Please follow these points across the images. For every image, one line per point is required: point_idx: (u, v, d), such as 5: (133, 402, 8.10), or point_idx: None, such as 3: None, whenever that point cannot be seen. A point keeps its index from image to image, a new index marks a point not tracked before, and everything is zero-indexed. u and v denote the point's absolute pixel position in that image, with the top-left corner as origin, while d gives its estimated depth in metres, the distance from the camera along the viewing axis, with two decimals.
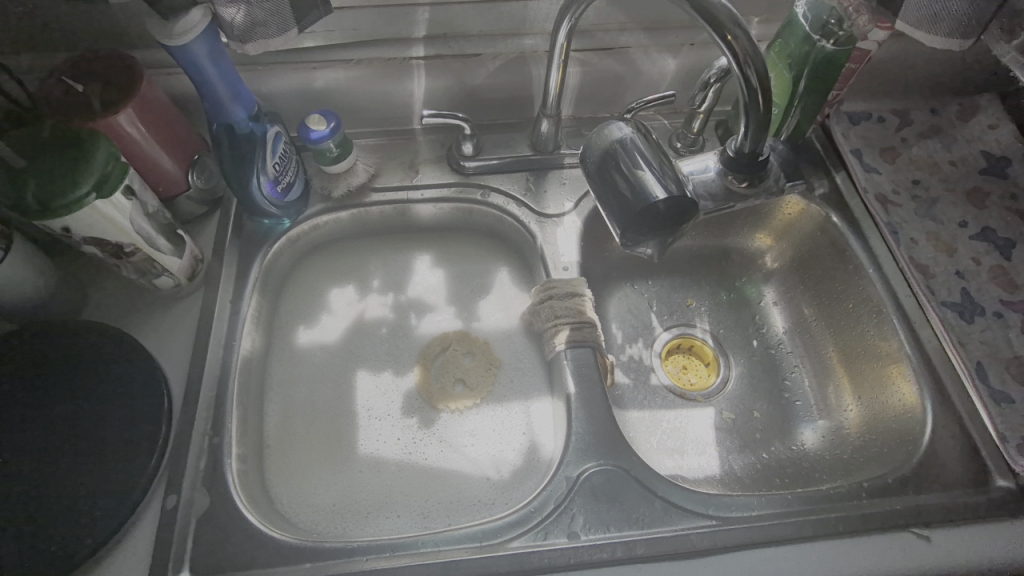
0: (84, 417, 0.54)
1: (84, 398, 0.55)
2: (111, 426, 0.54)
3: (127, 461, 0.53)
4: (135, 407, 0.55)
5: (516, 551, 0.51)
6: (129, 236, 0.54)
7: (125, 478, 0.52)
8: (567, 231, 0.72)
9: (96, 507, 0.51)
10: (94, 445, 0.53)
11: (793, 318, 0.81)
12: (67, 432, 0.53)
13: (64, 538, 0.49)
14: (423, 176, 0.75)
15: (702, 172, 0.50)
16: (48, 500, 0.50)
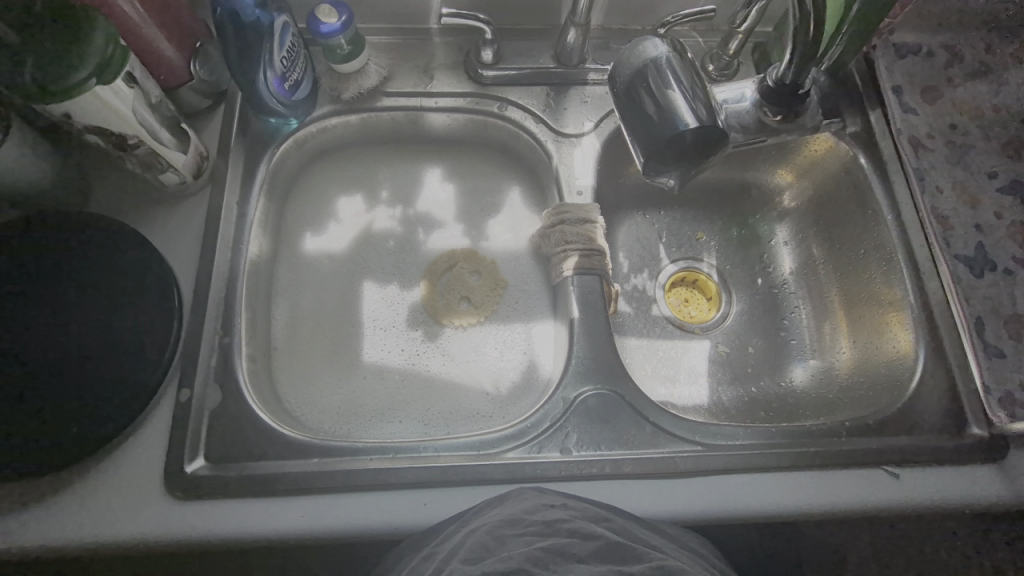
0: (97, 309, 0.55)
1: (96, 291, 0.55)
2: (124, 319, 0.55)
3: (141, 356, 0.54)
4: (145, 304, 0.56)
5: (512, 461, 0.55)
6: (132, 127, 0.51)
7: (139, 371, 0.54)
8: (585, 152, 0.69)
9: (116, 394, 0.53)
10: (107, 338, 0.54)
11: (802, 260, 0.81)
12: (80, 322, 0.54)
13: (85, 421, 0.51)
14: (438, 82, 0.71)
15: (736, 100, 0.46)
16: (68, 385, 0.52)
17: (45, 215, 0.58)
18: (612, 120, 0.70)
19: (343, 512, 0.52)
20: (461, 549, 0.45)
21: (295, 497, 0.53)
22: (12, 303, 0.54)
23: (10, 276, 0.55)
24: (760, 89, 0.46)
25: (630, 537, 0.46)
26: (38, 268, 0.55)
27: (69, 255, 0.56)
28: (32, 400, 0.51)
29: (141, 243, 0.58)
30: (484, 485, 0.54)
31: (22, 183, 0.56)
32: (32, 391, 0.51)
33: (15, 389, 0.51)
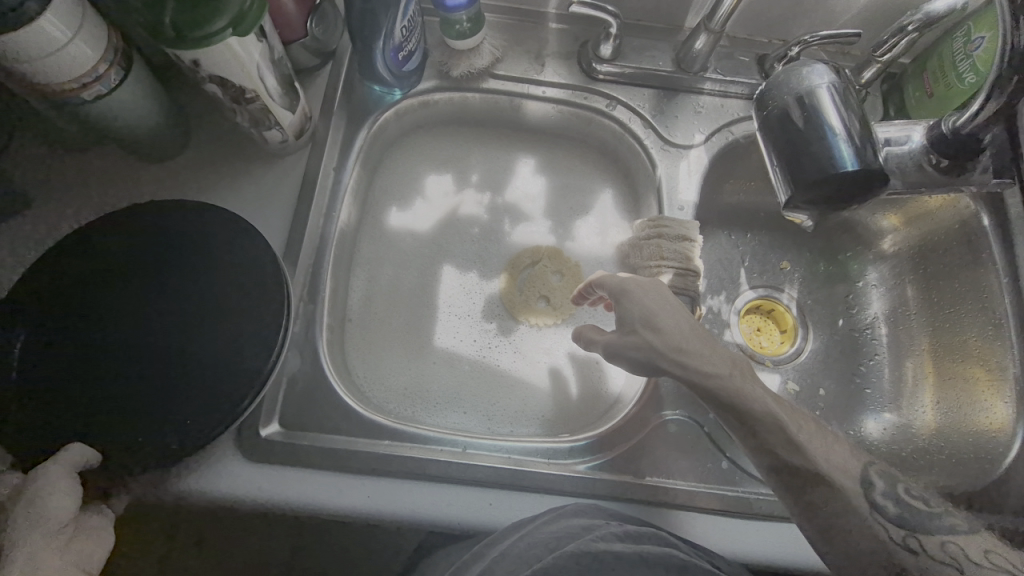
0: (206, 302, 0.49)
1: (211, 281, 0.49)
2: (231, 321, 0.48)
3: (237, 367, 0.47)
4: (250, 306, 0.49)
5: (582, 475, 0.54)
6: (253, 82, 0.50)
7: (233, 385, 0.46)
8: (691, 166, 0.66)
9: (199, 407, 0.46)
10: (206, 341, 0.47)
11: (891, 306, 0.77)
12: (186, 314, 0.48)
13: (166, 434, 0.45)
14: (548, 70, 0.68)
15: (900, 144, 0.47)
16: (157, 386, 0.46)
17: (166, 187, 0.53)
18: (724, 135, 0.67)
19: (409, 500, 0.52)
20: (513, 553, 0.45)
21: (365, 477, 0.52)
22: (119, 277, 0.48)
23: (128, 246, 0.50)
24: (928, 136, 0.47)
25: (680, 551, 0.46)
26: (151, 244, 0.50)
27: (187, 237, 0.51)
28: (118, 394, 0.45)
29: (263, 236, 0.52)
30: (551, 494, 0.53)
31: (132, 123, 0.55)
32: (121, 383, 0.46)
33: (104, 376, 0.46)
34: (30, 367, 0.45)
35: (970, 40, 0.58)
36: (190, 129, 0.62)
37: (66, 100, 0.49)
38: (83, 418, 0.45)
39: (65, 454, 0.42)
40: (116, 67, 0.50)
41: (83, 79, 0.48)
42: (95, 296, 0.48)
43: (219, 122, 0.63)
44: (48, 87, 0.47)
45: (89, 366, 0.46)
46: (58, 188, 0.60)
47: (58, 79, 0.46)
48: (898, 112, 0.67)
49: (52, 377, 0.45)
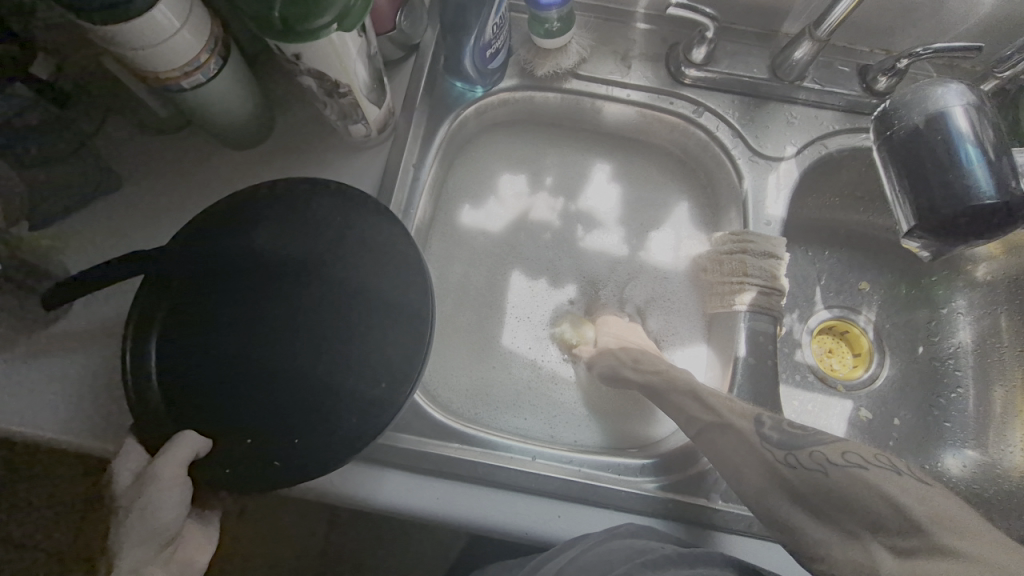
0: (340, 324, 0.48)
1: (351, 303, 0.48)
2: (365, 356, 0.47)
3: (362, 409, 0.45)
4: (390, 345, 0.47)
5: (653, 495, 0.53)
6: (349, 77, 0.50)
7: (354, 424, 0.45)
8: (780, 179, 0.63)
9: (318, 433, 0.45)
10: (338, 370, 0.46)
11: (981, 336, 0.72)
12: (320, 329, 0.47)
13: (279, 457, 0.45)
14: (634, 73, 0.66)
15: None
16: (285, 400, 0.46)
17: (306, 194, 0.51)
18: (817, 148, 0.64)
19: (477, 506, 0.51)
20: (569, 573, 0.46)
21: (434, 479, 0.52)
22: (261, 277, 0.49)
23: (279, 246, 0.49)
24: None
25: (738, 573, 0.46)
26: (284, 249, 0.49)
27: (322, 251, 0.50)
28: (247, 396, 0.46)
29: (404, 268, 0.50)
30: (618, 511, 0.52)
31: (224, 111, 0.56)
32: (252, 386, 0.46)
33: (234, 374, 0.46)
34: (167, 347, 0.47)
35: None
36: (275, 118, 0.63)
37: (167, 88, 0.50)
38: (209, 416, 0.45)
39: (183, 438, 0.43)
40: (216, 57, 0.50)
41: (185, 68, 0.48)
42: (230, 290, 0.48)
43: (303, 112, 0.63)
44: (153, 75, 0.48)
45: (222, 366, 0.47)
46: (149, 170, 0.61)
47: (163, 67, 0.47)
48: None
49: (190, 365, 0.47)
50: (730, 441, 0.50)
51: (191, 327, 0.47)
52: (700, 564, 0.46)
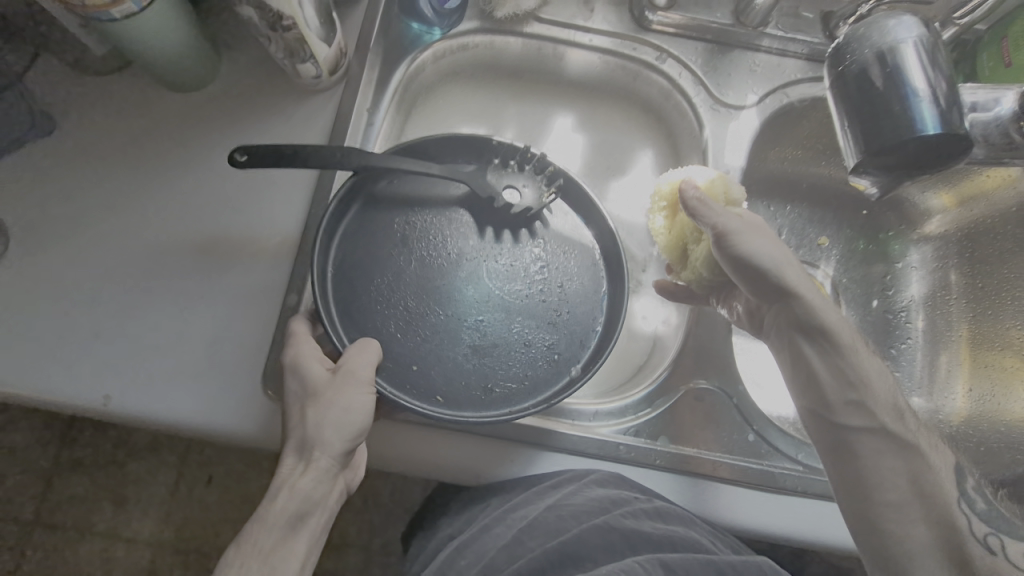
0: (521, 297, 0.55)
1: (538, 282, 0.56)
2: (541, 333, 0.54)
3: (536, 373, 0.53)
4: (570, 325, 0.55)
5: (606, 438, 0.53)
6: (290, 8, 0.48)
7: (523, 381, 0.53)
8: (742, 127, 0.63)
9: (482, 389, 0.52)
10: (518, 330, 0.54)
11: (932, 289, 0.74)
12: (504, 296, 0.55)
13: (453, 397, 0.51)
14: (597, 16, 0.64)
15: (988, 110, 0.43)
16: (465, 354, 0.53)
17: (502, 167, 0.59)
18: (779, 97, 0.63)
19: (430, 450, 0.52)
20: (544, 522, 0.48)
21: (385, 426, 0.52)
22: (455, 235, 0.56)
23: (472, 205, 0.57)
24: (1020, 102, 0.42)
25: (705, 531, 0.49)
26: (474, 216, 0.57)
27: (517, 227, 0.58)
28: (432, 337, 0.53)
29: (587, 265, 0.58)
30: (571, 453, 0.53)
31: (161, 48, 0.53)
32: (438, 329, 0.53)
33: (419, 316, 0.53)
34: (360, 271, 0.53)
35: None
36: (221, 57, 0.60)
37: (96, 17, 0.47)
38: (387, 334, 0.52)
39: (364, 341, 0.49)
40: None
41: None
42: (427, 242, 0.56)
43: (250, 53, 0.60)
44: (78, 1, 0.44)
45: (411, 305, 0.53)
46: (84, 111, 0.58)
47: None
48: (967, 81, 0.63)
49: (381, 294, 0.53)
50: (892, 467, 0.48)
51: (392, 261, 0.54)
52: (671, 518, 0.49)
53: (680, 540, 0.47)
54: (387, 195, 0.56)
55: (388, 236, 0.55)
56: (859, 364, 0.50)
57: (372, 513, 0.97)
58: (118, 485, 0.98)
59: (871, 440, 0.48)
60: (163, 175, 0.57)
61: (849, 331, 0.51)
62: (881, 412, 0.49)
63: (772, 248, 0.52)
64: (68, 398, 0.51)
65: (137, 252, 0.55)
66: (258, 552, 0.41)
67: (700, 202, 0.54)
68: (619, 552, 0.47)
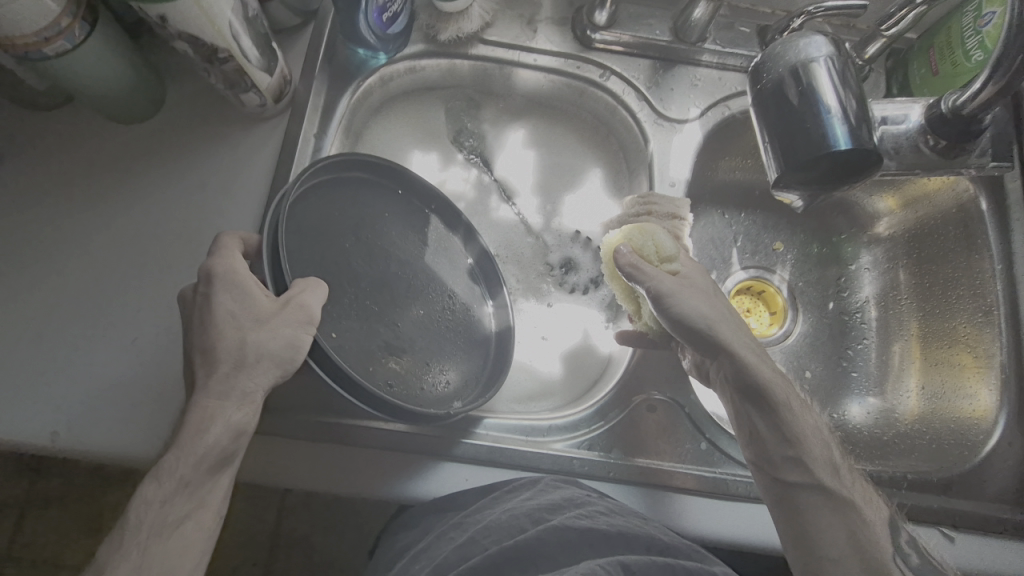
0: (431, 321, 0.57)
1: (446, 315, 0.58)
2: (443, 364, 0.56)
3: (433, 393, 0.54)
4: (467, 360, 0.58)
5: (560, 453, 0.54)
6: (225, 41, 0.48)
7: (421, 394, 0.53)
8: (686, 140, 0.64)
9: (388, 386, 0.51)
10: (422, 347, 0.55)
11: (883, 290, 0.75)
12: (415, 307, 0.56)
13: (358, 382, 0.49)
14: (541, 36, 0.65)
15: (897, 123, 0.47)
16: (380, 351, 0.52)
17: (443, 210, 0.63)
18: (720, 110, 0.65)
19: (385, 473, 0.52)
20: (494, 525, 0.47)
21: (339, 450, 0.52)
22: (391, 235, 0.58)
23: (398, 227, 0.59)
24: (926, 115, 0.47)
25: (646, 522, 0.50)
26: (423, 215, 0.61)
27: (452, 256, 0.62)
28: (357, 317, 0.52)
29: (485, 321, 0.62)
30: (527, 470, 0.54)
31: (100, 84, 0.53)
32: (360, 315, 0.52)
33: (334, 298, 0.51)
34: (314, 225, 0.51)
35: (982, 14, 0.56)
36: (166, 88, 0.60)
37: (28, 56, 0.47)
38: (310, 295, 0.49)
39: (316, 281, 0.46)
40: (81, 21, 0.48)
41: (45, 33, 0.45)
42: (360, 227, 0.55)
43: (196, 84, 0.61)
44: (8, 41, 0.45)
45: (347, 278, 0.52)
46: (28, 148, 0.58)
47: (15, 32, 0.44)
48: (900, 88, 0.65)
49: (324, 257, 0.51)
50: (831, 522, 0.48)
51: (313, 227, 0.51)
52: (622, 515, 0.49)
53: (634, 536, 0.46)
54: (355, 168, 0.56)
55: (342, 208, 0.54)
56: (797, 420, 0.50)
57: (351, 534, 0.97)
58: (92, 518, 0.95)
59: (810, 497, 0.49)
60: (110, 208, 0.57)
61: (785, 386, 0.52)
62: (819, 469, 0.49)
63: (706, 307, 0.52)
64: (13, 437, 0.50)
65: (85, 286, 0.55)
66: (179, 495, 0.40)
67: (633, 267, 0.53)
68: (575, 551, 0.45)
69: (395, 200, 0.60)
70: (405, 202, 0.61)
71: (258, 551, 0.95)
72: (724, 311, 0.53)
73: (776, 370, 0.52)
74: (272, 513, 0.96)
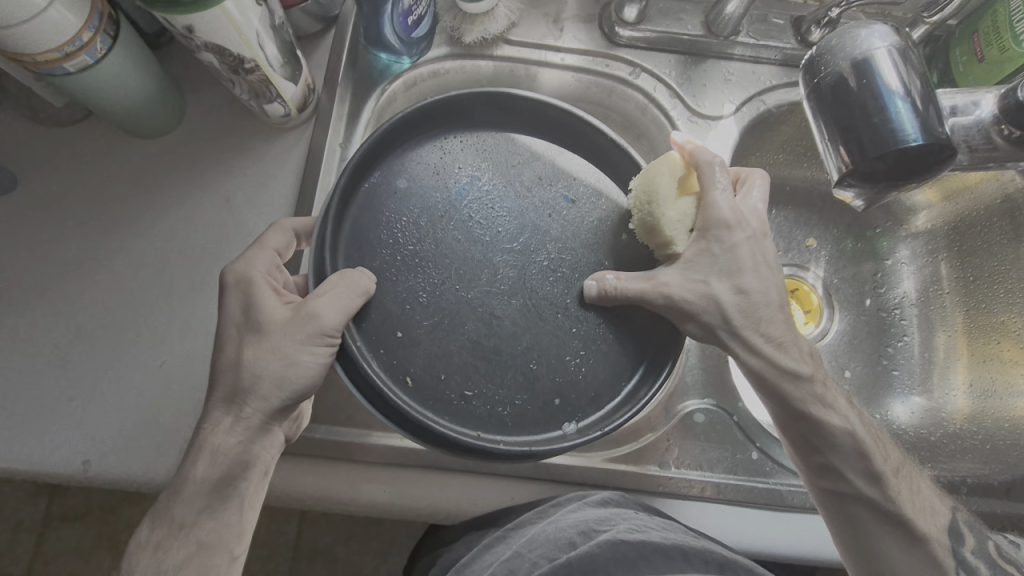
0: (558, 314, 0.47)
1: (581, 306, 0.48)
2: (563, 372, 0.46)
3: (530, 407, 0.45)
4: (593, 374, 0.47)
5: (607, 466, 0.52)
6: (252, 51, 0.47)
7: (513, 406, 0.45)
8: (722, 137, 0.62)
9: (460, 397, 0.45)
10: (531, 351, 0.46)
11: (924, 285, 0.73)
12: (533, 298, 0.47)
13: (430, 385, 0.45)
14: (568, 35, 0.63)
15: (968, 114, 0.45)
16: (467, 348, 0.46)
17: (590, 165, 0.53)
18: (755, 105, 0.63)
19: (428, 493, 0.50)
20: (543, 538, 0.44)
21: (379, 470, 0.50)
22: (508, 199, 0.50)
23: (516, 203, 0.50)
24: (1000, 104, 0.44)
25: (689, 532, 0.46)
26: (555, 164, 0.52)
27: (595, 227, 0.51)
28: (436, 313, 0.46)
29: (646, 320, 0.49)
30: (573, 484, 0.52)
31: (121, 99, 0.51)
32: (449, 304, 0.46)
33: (422, 287, 0.46)
34: (393, 198, 0.48)
35: None
36: (185, 100, 0.58)
37: (50, 73, 0.45)
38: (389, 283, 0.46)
39: (351, 277, 0.43)
40: (103, 35, 0.46)
41: (67, 47, 0.44)
42: (455, 199, 0.49)
43: (216, 94, 0.59)
44: (29, 57, 0.43)
45: (431, 262, 0.47)
46: (47, 166, 0.56)
47: (38, 49, 0.42)
48: (941, 77, 0.62)
49: (406, 239, 0.47)
50: (876, 529, 0.48)
51: (404, 202, 0.48)
52: (672, 528, 0.46)
53: (692, 550, 0.43)
54: (456, 123, 0.51)
55: (436, 174, 0.50)
56: (828, 429, 0.49)
57: (376, 546, 0.95)
58: (111, 536, 0.94)
59: (852, 505, 0.49)
60: (134, 225, 0.55)
61: (813, 394, 0.49)
62: (854, 474, 0.49)
63: (731, 278, 0.48)
64: (45, 467, 0.48)
65: (111, 308, 0.53)
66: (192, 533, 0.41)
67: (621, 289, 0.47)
68: (630, 567, 0.41)
69: (508, 171, 0.51)
70: (535, 161, 0.52)
71: (281, 566, 0.93)
72: (736, 311, 0.48)
73: (807, 363, 0.50)
74: (294, 526, 0.95)
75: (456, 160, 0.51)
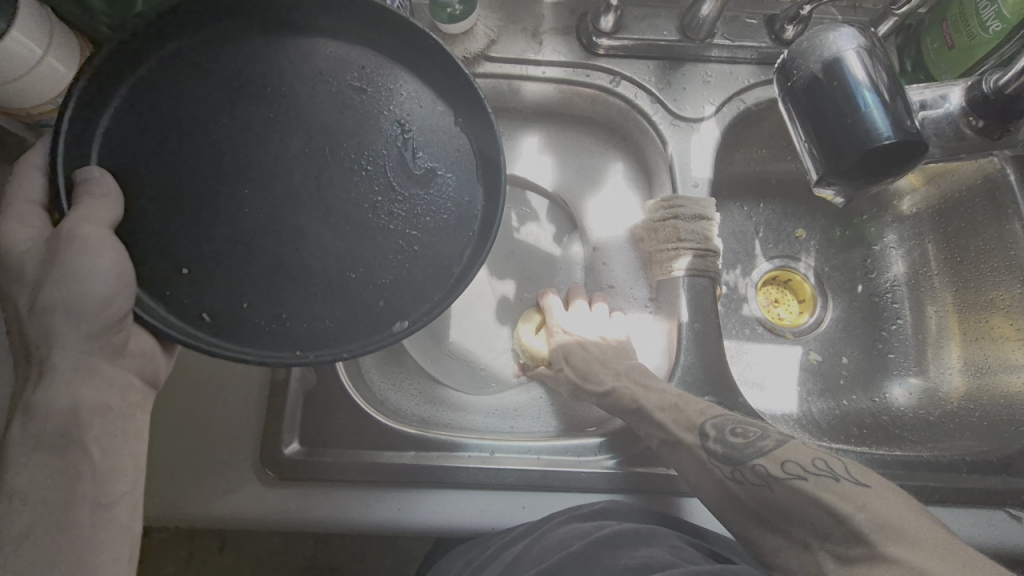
0: (357, 192, 0.44)
1: (390, 204, 0.45)
2: (383, 272, 0.44)
3: (349, 295, 0.43)
4: (404, 264, 0.45)
5: (614, 470, 0.53)
6: None
7: (337, 309, 0.43)
8: (704, 139, 0.63)
9: (269, 320, 0.41)
10: (335, 260, 0.43)
11: (913, 267, 0.74)
12: (336, 212, 0.44)
13: (240, 316, 0.41)
14: (546, 48, 0.65)
15: (936, 107, 0.46)
16: (265, 272, 0.42)
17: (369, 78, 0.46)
18: (735, 104, 0.65)
19: (441, 509, 0.51)
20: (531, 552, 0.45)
21: (395, 489, 0.51)
22: (298, 124, 0.44)
23: (294, 108, 0.44)
24: (966, 97, 0.46)
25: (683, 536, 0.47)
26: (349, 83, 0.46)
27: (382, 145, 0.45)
28: (224, 244, 0.41)
29: (461, 205, 0.47)
30: (583, 491, 0.53)
31: None
32: (244, 236, 0.42)
33: (219, 210, 0.41)
34: (180, 139, 0.41)
35: None
36: None
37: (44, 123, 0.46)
38: (166, 218, 0.40)
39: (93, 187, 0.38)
40: None
41: (59, 98, 0.45)
42: (244, 114, 0.43)
43: None
44: (23, 111, 0.44)
45: (217, 164, 0.42)
46: None
47: (30, 102, 0.43)
48: (914, 64, 0.64)
49: (188, 179, 0.41)
50: None
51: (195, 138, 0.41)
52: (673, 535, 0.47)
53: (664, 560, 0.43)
54: (240, 41, 0.43)
55: (226, 107, 0.42)
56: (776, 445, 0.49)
57: None
58: None
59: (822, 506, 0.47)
60: None
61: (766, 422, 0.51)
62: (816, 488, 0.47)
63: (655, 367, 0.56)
64: None
65: None
66: None
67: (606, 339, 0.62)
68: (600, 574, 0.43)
69: (296, 85, 0.44)
70: (333, 80, 0.45)
71: None
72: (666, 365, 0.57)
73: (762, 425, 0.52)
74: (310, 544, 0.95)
75: (239, 74, 0.43)
